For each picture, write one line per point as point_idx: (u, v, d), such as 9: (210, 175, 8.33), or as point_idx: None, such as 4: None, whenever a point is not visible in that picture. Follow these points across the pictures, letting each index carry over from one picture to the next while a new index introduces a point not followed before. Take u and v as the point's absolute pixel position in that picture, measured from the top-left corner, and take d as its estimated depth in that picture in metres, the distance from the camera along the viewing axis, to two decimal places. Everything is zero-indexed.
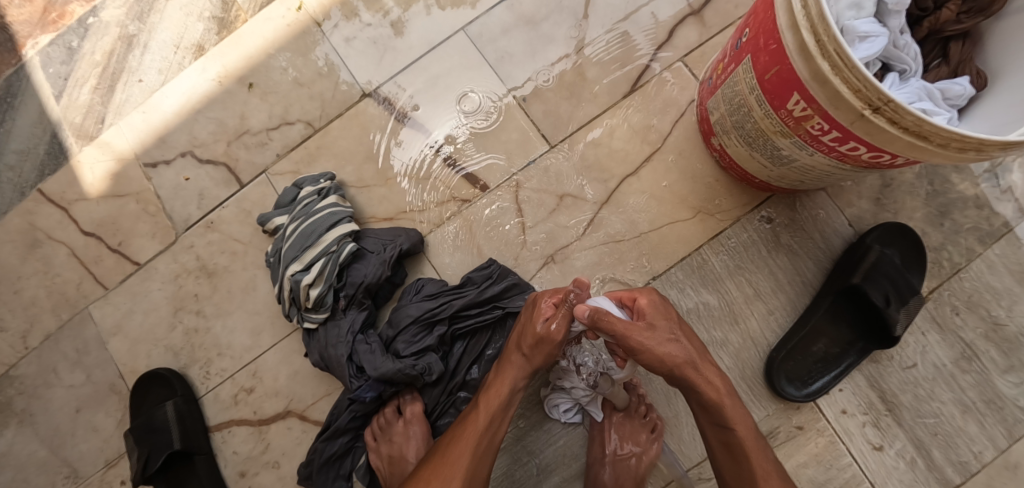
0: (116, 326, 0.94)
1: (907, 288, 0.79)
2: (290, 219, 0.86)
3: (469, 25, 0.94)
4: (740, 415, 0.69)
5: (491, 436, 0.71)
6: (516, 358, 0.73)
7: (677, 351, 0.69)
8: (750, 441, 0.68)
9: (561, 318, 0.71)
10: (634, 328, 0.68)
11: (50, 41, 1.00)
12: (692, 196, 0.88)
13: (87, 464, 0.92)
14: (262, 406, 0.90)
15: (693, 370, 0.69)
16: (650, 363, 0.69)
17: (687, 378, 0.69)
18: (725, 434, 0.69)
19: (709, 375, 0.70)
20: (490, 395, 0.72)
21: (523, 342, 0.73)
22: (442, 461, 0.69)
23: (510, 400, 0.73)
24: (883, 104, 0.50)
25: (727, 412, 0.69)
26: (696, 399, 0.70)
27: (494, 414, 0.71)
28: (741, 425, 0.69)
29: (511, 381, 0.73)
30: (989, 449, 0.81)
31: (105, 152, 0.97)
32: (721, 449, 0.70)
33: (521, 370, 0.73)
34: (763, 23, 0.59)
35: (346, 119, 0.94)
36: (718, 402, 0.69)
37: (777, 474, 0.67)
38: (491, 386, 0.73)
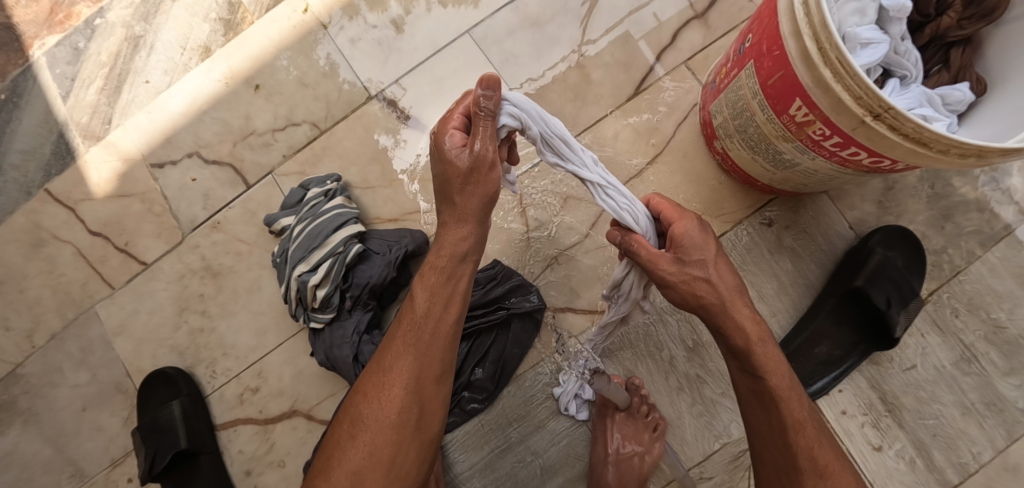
0: (121, 326, 0.95)
1: (909, 292, 0.80)
2: (296, 220, 0.86)
3: (474, 27, 0.95)
4: (776, 363, 0.62)
5: (440, 323, 0.62)
6: (450, 219, 0.62)
7: (705, 291, 0.62)
8: (784, 390, 0.61)
9: (480, 138, 0.58)
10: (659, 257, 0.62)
11: (57, 42, 1.00)
12: (695, 199, 0.88)
13: (92, 463, 0.93)
14: (267, 405, 0.90)
15: (717, 307, 0.63)
16: (674, 299, 0.64)
17: (711, 314, 0.63)
18: (755, 381, 0.62)
19: (731, 308, 0.62)
20: (429, 278, 0.63)
21: (449, 186, 0.61)
22: (384, 360, 0.63)
23: (454, 272, 0.63)
24: (883, 111, 0.50)
25: (758, 358, 0.62)
26: (724, 343, 0.64)
27: (441, 302, 0.62)
28: (773, 374, 0.62)
29: (450, 248, 0.62)
30: (988, 450, 0.81)
31: (111, 152, 0.98)
32: (745, 392, 0.64)
33: (461, 230, 0.62)
34: (767, 29, 0.60)
35: (351, 121, 0.95)
36: (749, 349, 0.62)
37: (811, 423, 0.62)
38: (429, 267, 0.63)
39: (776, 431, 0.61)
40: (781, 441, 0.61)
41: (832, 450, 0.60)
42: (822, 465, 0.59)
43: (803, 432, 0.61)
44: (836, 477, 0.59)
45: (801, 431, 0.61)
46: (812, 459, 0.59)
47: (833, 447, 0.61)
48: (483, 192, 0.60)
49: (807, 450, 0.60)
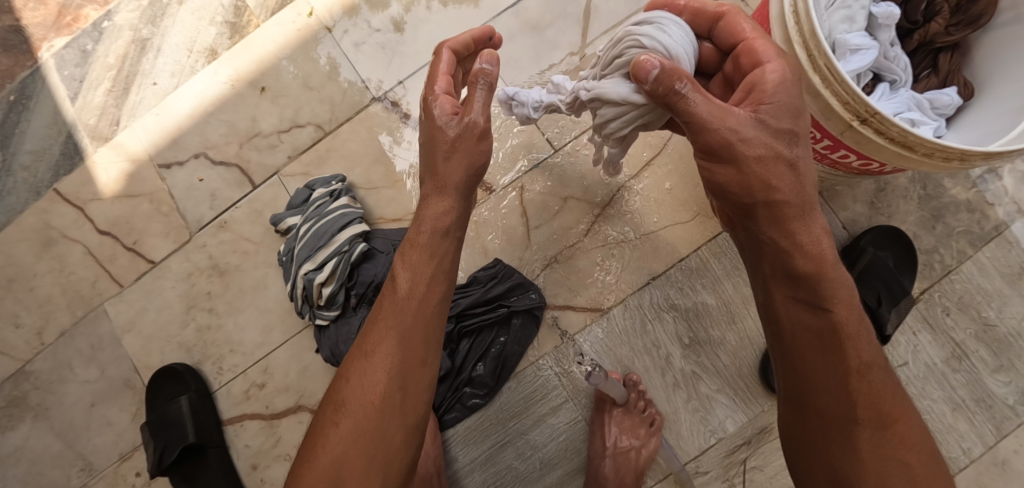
0: (130, 324, 0.97)
1: (898, 290, 0.83)
2: (302, 219, 0.88)
3: (475, 32, 0.97)
4: (846, 295, 0.54)
5: (424, 300, 0.61)
6: (432, 194, 0.61)
7: (784, 181, 0.52)
8: (854, 327, 0.54)
9: (474, 105, 0.58)
10: (720, 113, 0.50)
11: (65, 44, 1.02)
12: (691, 199, 0.90)
13: (102, 457, 0.95)
14: (273, 401, 0.92)
15: (794, 211, 0.53)
16: (732, 187, 0.54)
17: (780, 223, 0.54)
18: (817, 315, 0.54)
19: (806, 216, 0.54)
20: (411, 255, 0.61)
21: (433, 151, 0.60)
22: (367, 342, 0.60)
23: (436, 249, 0.61)
24: (870, 116, 0.52)
25: (831, 289, 0.53)
26: (780, 263, 0.55)
27: (422, 278, 0.61)
28: (843, 307, 0.54)
29: (430, 225, 0.61)
30: (977, 445, 0.84)
31: (119, 153, 1.00)
32: (797, 330, 0.55)
33: (442, 203, 0.61)
34: (760, 36, 0.62)
35: (355, 123, 0.97)
36: (820, 270, 0.53)
37: (878, 364, 0.54)
38: (409, 245, 0.62)
39: (837, 373, 0.53)
40: (839, 389, 0.53)
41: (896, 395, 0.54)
42: (885, 413, 0.53)
43: (870, 372, 0.53)
44: (895, 429, 0.53)
45: (868, 371, 0.53)
46: (874, 407, 0.53)
47: (897, 389, 0.55)
48: (467, 161, 0.60)
49: (867, 396, 0.53)
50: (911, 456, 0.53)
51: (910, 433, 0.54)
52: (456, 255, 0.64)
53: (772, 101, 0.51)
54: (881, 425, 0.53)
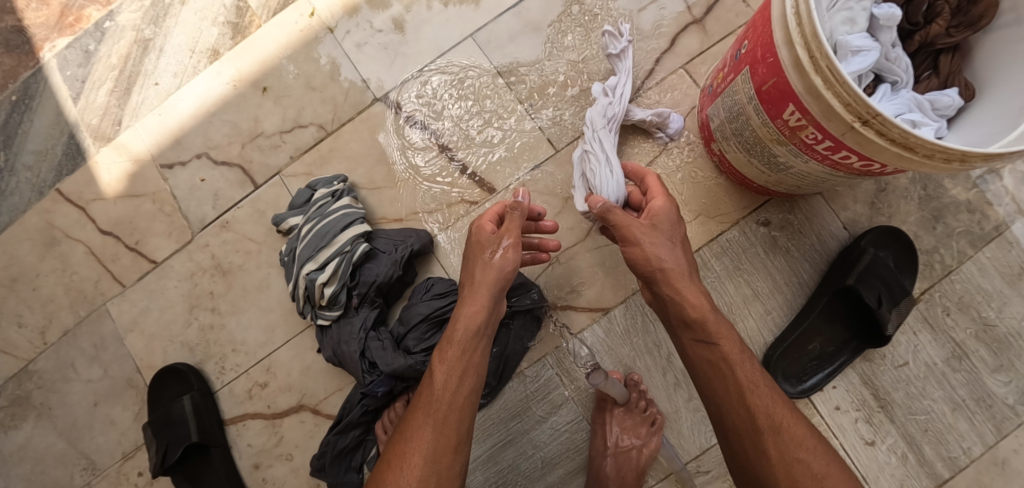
0: (133, 323, 0.97)
1: (899, 290, 0.82)
2: (304, 219, 0.88)
3: (477, 32, 0.97)
4: (725, 331, 0.65)
5: (463, 396, 0.65)
6: (475, 300, 0.69)
7: (668, 259, 0.67)
8: (737, 356, 0.64)
9: (512, 228, 0.73)
10: (644, 235, 0.67)
11: (68, 44, 1.02)
12: (693, 200, 0.91)
13: (105, 456, 0.95)
14: (275, 400, 0.93)
15: (679, 277, 0.67)
16: (636, 262, 0.68)
17: (669, 287, 0.67)
18: (707, 349, 0.65)
19: (689, 284, 0.67)
20: (449, 352, 0.67)
21: (469, 270, 0.72)
22: (406, 432, 0.63)
23: (470, 347, 0.67)
24: (871, 118, 0.52)
25: (710, 327, 0.65)
26: (677, 314, 0.67)
27: (457, 374, 0.66)
28: (725, 340, 0.64)
29: (465, 323, 0.68)
30: (977, 445, 0.84)
31: (122, 153, 1.00)
32: (700, 364, 0.66)
33: (478, 309, 0.68)
34: (761, 37, 0.62)
35: (357, 123, 0.97)
36: (701, 313, 0.65)
37: (765, 385, 0.63)
38: (447, 342, 0.68)
39: (732, 393, 0.62)
40: (734, 403, 0.62)
41: (784, 407, 0.61)
42: (779, 423, 0.60)
43: (756, 387, 0.62)
44: (792, 432, 0.59)
45: (752, 385, 0.62)
46: (766, 416, 0.60)
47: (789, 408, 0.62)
48: (499, 266, 0.70)
49: (760, 406, 0.61)
50: (809, 458, 0.58)
51: (802, 437, 0.59)
52: (486, 351, 0.70)
53: (658, 215, 0.69)
54: (776, 431, 0.60)
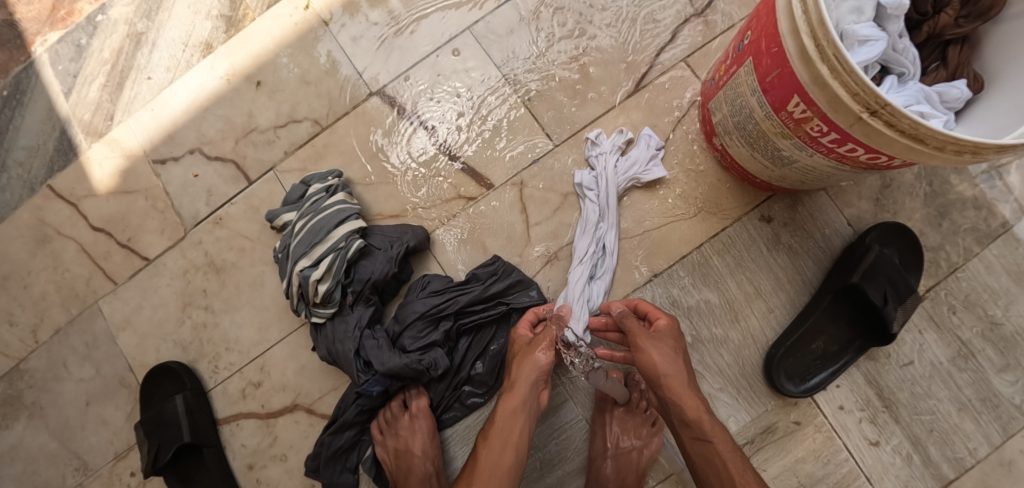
0: (125, 321, 0.96)
1: (905, 288, 0.80)
2: (298, 216, 0.87)
3: (474, 25, 0.95)
4: (719, 430, 0.71)
5: (505, 466, 0.71)
6: (519, 390, 0.75)
7: (672, 369, 0.74)
8: (729, 454, 0.70)
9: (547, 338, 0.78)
10: (654, 349, 0.74)
11: (59, 39, 1.01)
12: (694, 196, 0.89)
13: (97, 457, 0.94)
14: (269, 400, 0.91)
15: (678, 385, 0.73)
16: (644, 369, 0.75)
17: (673, 394, 0.73)
18: (703, 446, 0.71)
19: (692, 393, 0.73)
20: (492, 435, 0.74)
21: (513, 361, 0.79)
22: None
23: (508, 424, 0.73)
24: (880, 108, 0.51)
25: (705, 426, 0.71)
26: (679, 413, 0.72)
27: (497, 451, 0.72)
28: (718, 439, 0.70)
29: (505, 411, 0.74)
30: (983, 446, 0.82)
31: (114, 149, 0.98)
32: (697, 460, 0.71)
33: (517, 395, 0.75)
34: (765, 26, 0.60)
35: (352, 118, 0.95)
36: (699, 417, 0.71)
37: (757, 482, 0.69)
38: (489, 425, 0.75)
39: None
40: None
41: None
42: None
43: (746, 482, 0.68)
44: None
45: (744, 481, 0.68)
46: None
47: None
48: (532, 364, 0.76)
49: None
50: None
51: None
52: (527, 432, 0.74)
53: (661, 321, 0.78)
54: None
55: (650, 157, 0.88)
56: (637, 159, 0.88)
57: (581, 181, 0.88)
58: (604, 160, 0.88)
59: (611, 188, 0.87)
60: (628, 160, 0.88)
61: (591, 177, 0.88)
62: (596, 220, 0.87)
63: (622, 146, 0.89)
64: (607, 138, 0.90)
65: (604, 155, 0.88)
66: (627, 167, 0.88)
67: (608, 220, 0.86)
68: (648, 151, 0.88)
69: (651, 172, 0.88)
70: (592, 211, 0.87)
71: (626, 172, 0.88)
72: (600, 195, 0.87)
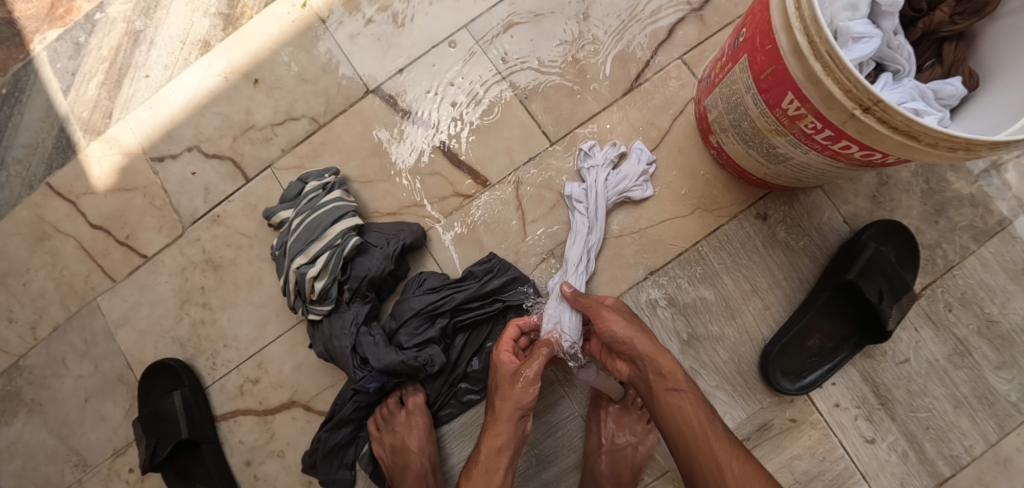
0: (123, 318, 0.96)
1: (901, 286, 0.80)
2: (295, 213, 0.87)
3: (471, 23, 0.96)
4: (687, 381, 0.70)
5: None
6: (504, 428, 0.73)
7: (637, 333, 0.73)
8: (698, 403, 0.68)
9: (535, 362, 0.76)
10: (618, 316, 0.74)
11: (58, 37, 1.01)
12: (690, 194, 0.89)
13: (96, 453, 0.94)
14: (266, 396, 0.92)
15: (655, 348, 0.72)
16: (611, 340, 0.74)
17: (644, 351, 0.71)
18: (678, 397, 0.68)
19: (659, 347, 0.72)
20: (476, 475, 0.72)
21: (496, 392, 0.77)
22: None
23: (493, 463, 0.72)
24: (873, 105, 0.51)
25: (680, 377, 0.69)
26: (651, 367, 0.71)
27: None
28: (688, 388, 0.69)
29: (487, 450, 0.73)
30: (980, 443, 0.82)
31: (112, 147, 0.99)
32: (670, 413, 0.67)
33: (502, 429, 0.73)
34: (760, 24, 0.60)
35: (350, 115, 0.96)
36: (675, 369, 0.70)
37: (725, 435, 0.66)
38: (474, 462, 0.73)
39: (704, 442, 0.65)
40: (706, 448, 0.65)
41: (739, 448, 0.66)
42: (736, 463, 0.64)
43: (716, 429, 0.66)
44: (745, 467, 0.64)
45: (714, 427, 0.66)
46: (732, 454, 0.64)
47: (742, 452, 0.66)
48: (515, 398, 0.74)
49: (723, 449, 0.64)
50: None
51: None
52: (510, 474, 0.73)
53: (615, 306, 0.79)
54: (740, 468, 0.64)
55: (641, 172, 0.88)
56: (628, 173, 0.88)
57: (571, 193, 0.88)
58: (596, 173, 0.87)
59: (601, 202, 0.86)
60: (619, 174, 0.88)
61: (582, 189, 0.88)
62: (586, 232, 0.86)
63: (614, 159, 0.89)
64: (600, 150, 0.90)
65: (596, 169, 0.88)
66: (618, 181, 0.87)
67: (595, 236, 0.86)
68: (640, 166, 0.88)
69: (642, 188, 0.88)
70: (581, 223, 0.87)
71: (617, 186, 0.87)
72: (590, 208, 0.86)
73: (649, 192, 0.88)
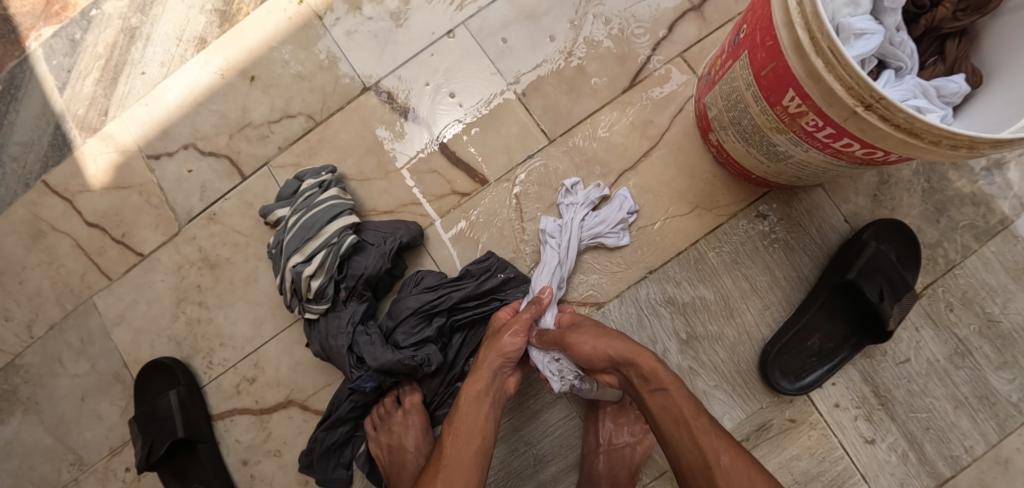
0: (120, 316, 0.95)
1: (902, 285, 0.79)
2: (291, 211, 0.86)
3: (469, 20, 0.95)
4: (672, 378, 0.68)
5: (467, 450, 0.68)
6: (485, 373, 0.74)
7: (611, 342, 0.72)
8: (683, 399, 0.66)
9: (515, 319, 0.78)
10: (586, 335, 0.74)
11: (54, 33, 1.00)
12: (690, 192, 0.88)
13: (92, 452, 0.94)
14: (263, 395, 0.91)
15: (631, 349, 0.71)
16: (587, 359, 0.73)
17: (621, 357, 0.71)
18: (661, 396, 0.67)
19: (638, 348, 0.71)
20: (458, 421, 0.70)
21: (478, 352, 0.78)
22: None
23: (475, 409, 0.71)
24: (875, 102, 0.50)
25: (661, 375, 0.68)
26: (633, 371, 0.70)
27: (463, 438, 0.69)
28: (673, 385, 0.67)
29: (470, 395, 0.72)
30: (980, 443, 0.82)
31: (108, 144, 0.98)
32: (656, 413, 0.67)
33: (481, 377, 0.73)
34: (760, 20, 0.60)
35: (347, 113, 0.95)
36: (655, 367, 0.69)
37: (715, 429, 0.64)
38: (454, 412, 0.72)
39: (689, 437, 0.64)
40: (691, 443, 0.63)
41: (729, 440, 0.63)
42: (724, 457, 0.61)
43: (702, 424, 0.64)
44: (735, 461, 0.61)
45: (699, 423, 0.64)
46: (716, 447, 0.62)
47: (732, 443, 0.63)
48: (498, 348, 0.75)
49: (708, 443, 0.62)
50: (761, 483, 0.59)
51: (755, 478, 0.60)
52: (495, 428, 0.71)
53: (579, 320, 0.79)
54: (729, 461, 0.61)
55: (620, 220, 0.86)
56: (606, 218, 0.86)
57: (545, 227, 0.87)
58: (574, 212, 0.86)
59: (570, 241, 0.85)
60: (597, 217, 0.87)
61: (556, 225, 0.87)
62: (555, 266, 0.84)
63: (595, 201, 0.88)
64: (583, 189, 0.89)
65: (575, 207, 0.87)
66: (594, 224, 0.86)
67: (564, 273, 0.85)
68: (620, 214, 0.86)
69: (617, 236, 0.87)
70: (551, 258, 0.85)
71: (592, 230, 0.86)
72: (562, 245, 0.85)
73: (623, 241, 0.87)
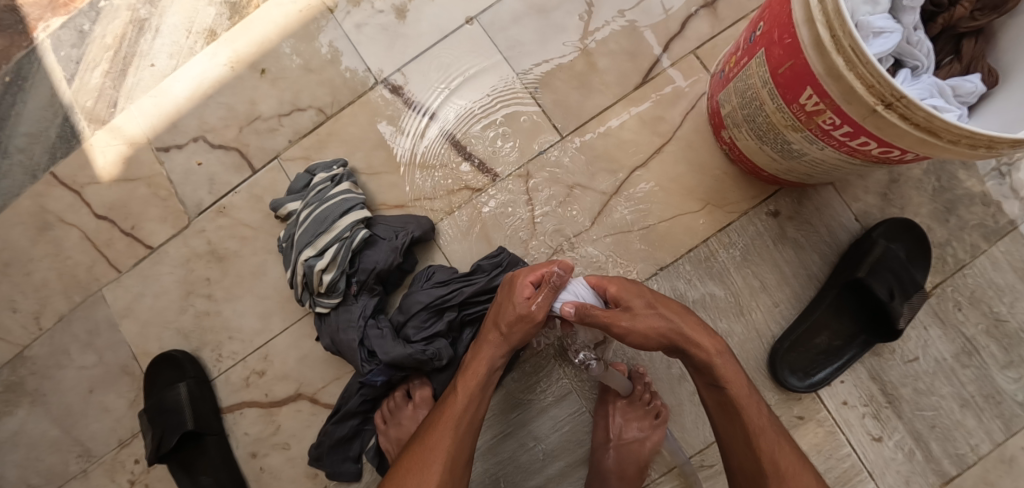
0: (128, 309, 0.95)
1: (911, 283, 0.80)
2: (302, 205, 0.86)
3: (481, 14, 0.95)
4: (735, 373, 0.70)
5: (473, 416, 0.71)
6: (493, 337, 0.74)
7: (662, 325, 0.71)
8: (747, 401, 0.68)
9: (542, 297, 0.72)
10: (636, 322, 0.71)
11: (61, 24, 1.00)
12: (700, 189, 0.88)
13: (100, 444, 0.94)
14: (272, 388, 0.91)
15: (683, 339, 0.71)
16: (642, 341, 0.71)
17: (684, 343, 0.71)
18: (718, 393, 0.70)
19: (695, 337, 0.71)
20: (468, 377, 0.73)
21: (501, 317, 0.73)
22: (427, 442, 0.69)
23: (488, 380, 0.74)
24: (895, 100, 0.50)
25: (719, 372, 0.69)
26: (688, 361, 0.72)
27: (478, 401, 0.72)
28: (733, 383, 0.69)
29: (487, 362, 0.73)
30: (985, 442, 0.82)
31: (116, 137, 0.98)
32: (713, 405, 0.71)
33: (499, 348, 0.74)
34: (778, 17, 0.60)
35: (357, 107, 0.95)
36: (711, 364, 0.69)
37: (771, 428, 0.68)
38: (467, 370, 0.74)
39: (744, 438, 0.68)
40: (747, 445, 0.68)
41: (786, 446, 0.68)
42: (782, 465, 0.66)
43: (763, 427, 0.68)
44: (791, 469, 0.66)
45: (761, 426, 0.68)
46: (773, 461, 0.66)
47: (792, 448, 0.68)
48: (521, 331, 0.73)
49: (768, 450, 0.67)
50: None
51: None
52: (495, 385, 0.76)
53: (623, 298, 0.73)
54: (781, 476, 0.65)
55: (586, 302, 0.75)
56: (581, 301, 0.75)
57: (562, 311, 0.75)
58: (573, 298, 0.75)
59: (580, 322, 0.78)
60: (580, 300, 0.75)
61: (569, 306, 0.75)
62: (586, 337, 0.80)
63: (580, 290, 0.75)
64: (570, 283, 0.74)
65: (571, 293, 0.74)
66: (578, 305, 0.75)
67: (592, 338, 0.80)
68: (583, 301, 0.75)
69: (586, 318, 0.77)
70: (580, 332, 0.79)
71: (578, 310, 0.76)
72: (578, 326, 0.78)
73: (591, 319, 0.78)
